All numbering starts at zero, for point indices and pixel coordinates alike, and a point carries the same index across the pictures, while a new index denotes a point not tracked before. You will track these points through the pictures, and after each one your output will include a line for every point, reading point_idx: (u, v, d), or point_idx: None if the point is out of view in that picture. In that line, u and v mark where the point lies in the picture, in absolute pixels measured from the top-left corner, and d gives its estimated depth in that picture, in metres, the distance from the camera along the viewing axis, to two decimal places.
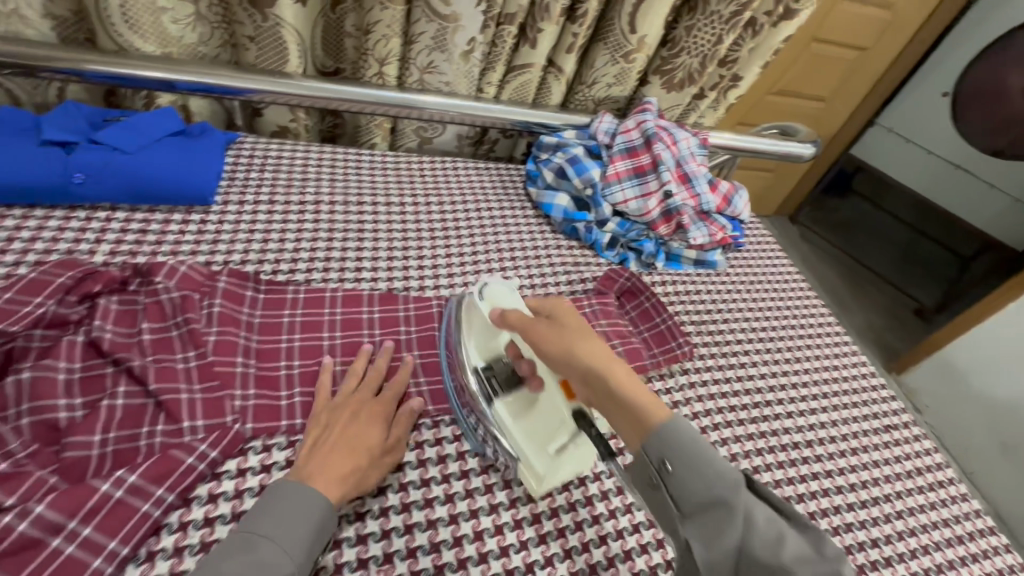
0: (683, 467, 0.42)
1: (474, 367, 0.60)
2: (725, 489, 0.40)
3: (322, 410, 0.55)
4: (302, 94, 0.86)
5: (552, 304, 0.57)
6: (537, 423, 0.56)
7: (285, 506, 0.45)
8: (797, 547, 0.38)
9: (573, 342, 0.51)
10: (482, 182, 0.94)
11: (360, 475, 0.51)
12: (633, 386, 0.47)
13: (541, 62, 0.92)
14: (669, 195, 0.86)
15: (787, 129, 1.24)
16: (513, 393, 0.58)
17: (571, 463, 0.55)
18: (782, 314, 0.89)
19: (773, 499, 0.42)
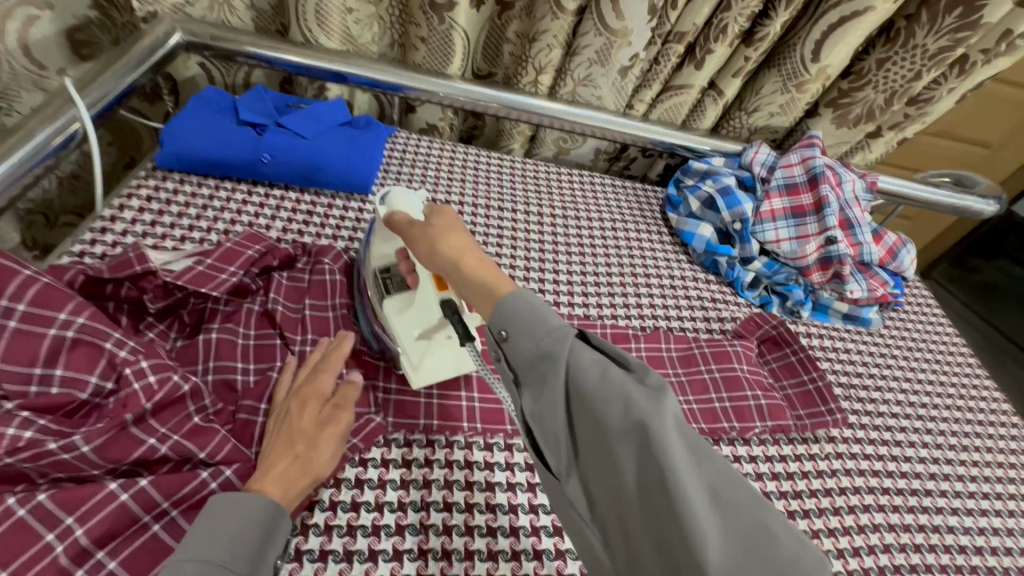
0: (518, 333, 0.37)
1: (373, 272, 0.59)
2: (550, 341, 0.36)
3: (275, 410, 0.50)
4: (461, 95, 0.88)
5: (435, 207, 0.53)
6: (414, 317, 0.54)
7: (219, 518, 0.40)
8: (617, 383, 0.34)
9: (436, 238, 0.48)
10: (619, 201, 0.92)
11: (303, 458, 0.45)
12: (482, 267, 0.44)
13: (702, 84, 0.88)
14: (832, 241, 0.78)
15: (963, 179, 1.10)
16: (397, 292, 0.56)
17: (445, 356, 0.55)
18: (947, 390, 0.78)
19: (604, 347, 0.38)
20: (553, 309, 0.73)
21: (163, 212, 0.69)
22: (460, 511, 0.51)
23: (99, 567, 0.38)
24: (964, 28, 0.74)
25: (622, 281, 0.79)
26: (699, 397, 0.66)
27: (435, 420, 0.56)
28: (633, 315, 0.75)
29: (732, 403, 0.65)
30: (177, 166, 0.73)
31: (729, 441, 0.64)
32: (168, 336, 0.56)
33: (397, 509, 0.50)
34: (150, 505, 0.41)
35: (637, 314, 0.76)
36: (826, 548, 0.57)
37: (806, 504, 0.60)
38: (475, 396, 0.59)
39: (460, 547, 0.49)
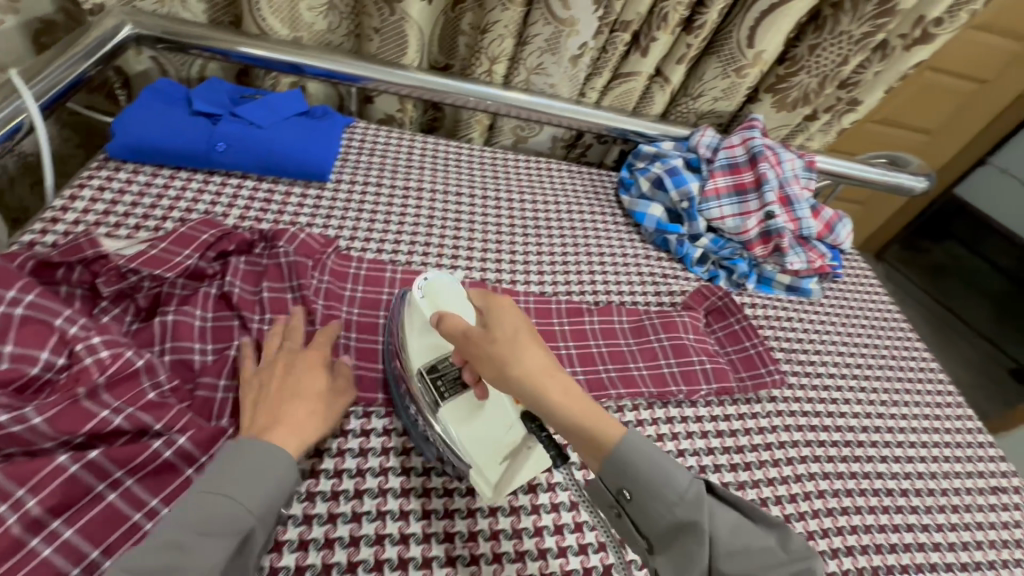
0: (645, 495, 0.43)
1: (419, 372, 0.55)
2: (686, 511, 0.42)
3: (258, 370, 0.53)
4: (417, 84, 0.90)
5: (487, 308, 0.51)
6: (486, 431, 0.51)
7: (241, 464, 0.44)
8: (761, 549, 0.41)
9: (507, 360, 0.47)
10: (575, 185, 0.96)
11: (317, 413, 0.51)
12: (575, 404, 0.46)
13: (649, 71, 0.92)
14: (771, 216, 0.83)
15: (898, 159, 1.17)
16: (455, 397, 0.53)
17: (524, 473, 0.51)
18: (881, 352, 0.83)
19: (731, 500, 0.43)
20: (509, 288, 0.75)
21: (116, 201, 0.69)
22: (418, 475, 0.56)
23: (55, 536, 0.39)
24: (883, 14, 0.79)
25: (578, 260, 0.83)
26: (648, 364, 0.69)
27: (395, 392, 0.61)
28: (587, 291, 0.79)
29: (680, 367, 0.69)
30: (130, 156, 0.73)
31: (677, 403, 0.68)
32: (123, 319, 0.56)
33: (355, 475, 0.55)
34: (103, 475, 0.42)
35: (592, 290, 0.79)
36: (764, 496, 0.62)
37: (747, 458, 0.65)
38: None
39: (416, 509, 0.54)
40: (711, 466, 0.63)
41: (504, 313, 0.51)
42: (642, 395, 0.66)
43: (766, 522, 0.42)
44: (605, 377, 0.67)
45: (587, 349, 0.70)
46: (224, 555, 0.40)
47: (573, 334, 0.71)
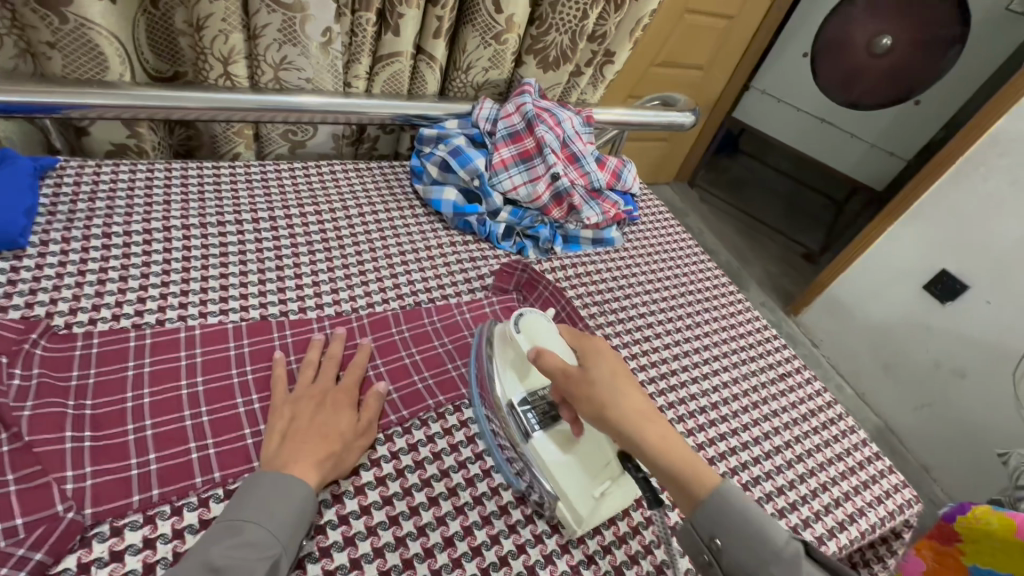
0: (736, 545, 0.45)
1: (512, 405, 0.59)
2: (780, 567, 0.43)
3: (283, 404, 0.54)
4: (130, 103, 0.72)
5: (590, 352, 0.55)
6: (581, 463, 0.56)
7: (266, 493, 0.47)
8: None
9: (608, 406, 0.51)
10: (364, 183, 0.88)
11: (336, 458, 0.52)
12: (671, 449, 0.49)
13: (410, 49, 0.87)
14: (557, 177, 0.84)
15: (669, 99, 1.27)
16: (551, 431, 0.58)
17: (613, 502, 0.55)
18: (681, 281, 0.91)
19: (825, 564, 0.44)
20: (300, 317, 0.66)
21: None
22: None
23: None
24: None
25: (378, 267, 0.76)
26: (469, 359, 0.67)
27: (156, 490, 0.48)
28: (391, 298, 0.72)
29: None
30: None
31: None
32: None
33: None
34: None
35: (396, 295, 0.73)
36: None
37: None
38: (209, 443, 0.52)
39: None
40: None
41: (600, 354, 0.55)
42: (463, 397, 0.64)
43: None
44: (422, 388, 0.63)
45: (398, 362, 0.64)
46: None
47: (382, 350, 0.65)
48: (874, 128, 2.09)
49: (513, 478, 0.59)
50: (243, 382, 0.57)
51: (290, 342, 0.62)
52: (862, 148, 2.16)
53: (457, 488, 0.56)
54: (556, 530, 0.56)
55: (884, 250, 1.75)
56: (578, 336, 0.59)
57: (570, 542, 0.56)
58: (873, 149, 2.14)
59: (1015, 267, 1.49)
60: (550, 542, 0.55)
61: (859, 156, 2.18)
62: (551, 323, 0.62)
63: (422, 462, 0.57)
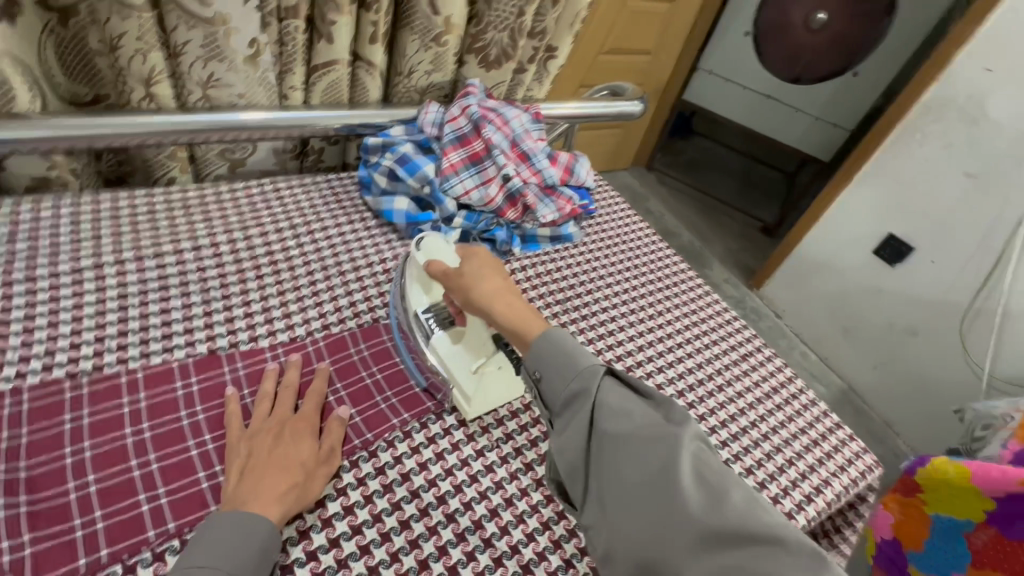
0: (548, 373, 0.49)
1: (416, 312, 0.65)
2: (581, 381, 0.47)
3: (239, 439, 0.52)
4: (46, 134, 0.67)
5: (466, 251, 0.63)
6: (467, 351, 0.63)
7: (223, 534, 0.44)
8: (644, 415, 0.44)
9: (470, 287, 0.58)
10: (312, 199, 0.85)
11: (299, 490, 0.50)
12: (514, 313, 0.55)
13: (346, 57, 0.84)
14: (508, 178, 0.83)
15: (617, 89, 1.28)
16: (447, 328, 0.64)
17: (493, 382, 0.63)
18: (641, 271, 0.92)
19: (633, 386, 0.48)
20: (252, 347, 0.63)
21: None
22: None
23: None
24: None
25: (331, 285, 0.73)
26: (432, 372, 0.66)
27: (105, 550, 0.45)
28: (347, 317, 0.70)
29: None
30: None
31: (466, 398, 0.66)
32: None
33: None
34: None
35: (352, 314, 0.71)
36: None
37: (544, 425, 0.66)
38: (160, 493, 0.49)
39: None
40: (512, 452, 0.62)
41: (481, 251, 0.62)
42: (428, 412, 0.63)
43: (661, 405, 0.46)
44: (386, 408, 0.62)
45: (359, 384, 0.63)
46: None
47: (341, 372, 0.63)
48: (817, 100, 2.16)
49: (485, 490, 0.58)
50: (194, 423, 0.54)
51: (243, 375, 0.60)
52: (807, 120, 2.23)
53: (428, 508, 0.55)
54: (532, 538, 0.56)
55: (834, 220, 1.82)
56: (463, 245, 0.65)
57: (546, 548, 0.55)
58: (818, 120, 2.20)
59: (954, 226, 1.57)
60: (526, 551, 0.55)
61: (806, 127, 2.24)
62: (453, 245, 0.69)
63: (391, 485, 0.56)
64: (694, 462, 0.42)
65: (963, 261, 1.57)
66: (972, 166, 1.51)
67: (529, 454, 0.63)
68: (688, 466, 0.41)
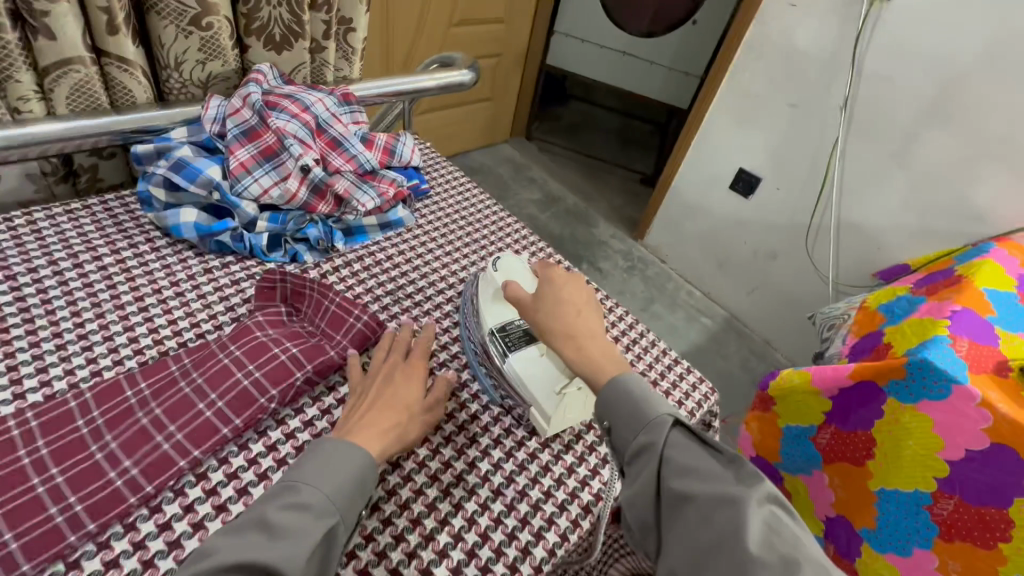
0: (618, 423, 0.51)
1: (489, 331, 0.67)
2: (646, 433, 0.49)
3: (360, 378, 0.60)
4: None
5: (542, 281, 0.62)
6: (551, 371, 0.64)
7: (331, 457, 0.48)
8: (714, 475, 0.45)
9: (544, 326, 0.59)
10: (79, 226, 0.72)
11: (400, 429, 0.55)
12: (586, 353, 0.56)
13: (86, 55, 0.71)
14: (309, 169, 0.76)
15: (446, 59, 1.23)
16: (523, 348, 0.65)
17: (575, 407, 0.64)
18: (479, 244, 0.89)
19: (700, 437, 0.48)
20: None
21: None
22: None
23: None
24: None
25: (105, 324, 0.63)
26: (222, 390, 0.57)
27: None
28: (126, 357, 0.60)
29: (263, 369, 0.58)
30: None
31: (278, 419, 0.59)
32: None
33: None
34: None
35: (133, 352, 0.61)
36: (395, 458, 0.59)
37: None
38: None
39: None
40: None
41: (566, 285, 0.62)
42: (226, 441, 0.55)
43: (733, 464, 0.46)
44: (170, 448, 0.53)
45: (137, 428, 0.53)
46: (311, 544, 0.42)
47: (111, 422, 0.54)
48: (667, 52, 2.25)
49: None
50: None
51: None
52: (662, 72, 2.32)
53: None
54: (353, 556, 0.51)
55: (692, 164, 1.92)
56: (542, 270, 0.64)
57: (369, 561, 0.51)
58: (671, 72, 2.31)
59: (788, 155, 1.71)
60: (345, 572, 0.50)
61: (661, 80, 2.33)
62: (526, 267, 0.73)
63: (179, 541, 0.49)
64: (765, 524, 0.42)
65: (801, 186, 1.71)
66: (794, 96, 1.63)
67: None
68: (760, 527, 0.42)
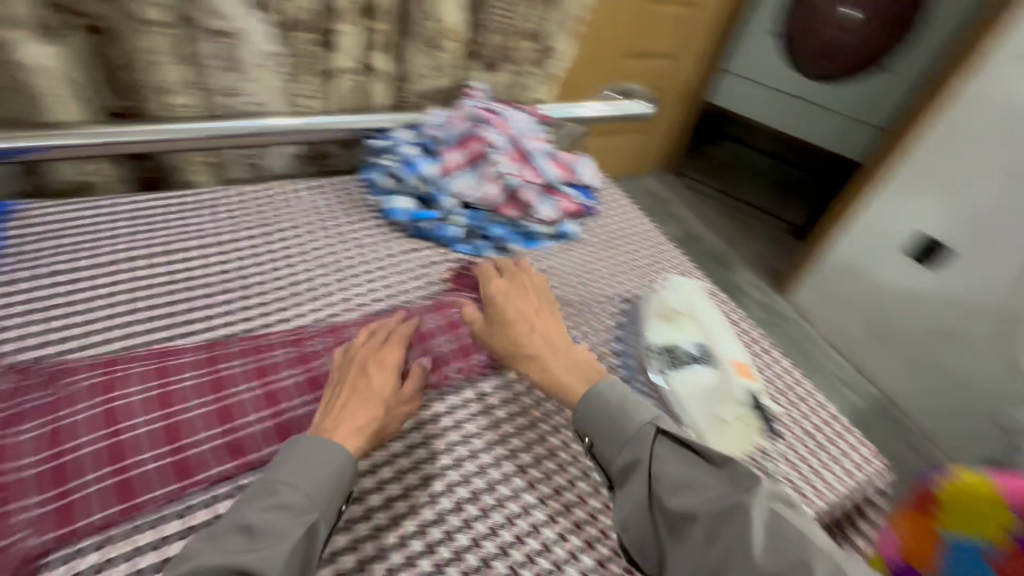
0: (600, 439, 0.55)
1: (650, 348, 0.71)
2: (630, 450, 0.52)
3: (340, 364, 0.61)
4: (80, 142, 0.74)
5: (488, 302, 0.68)
6: (710, 395, 0.65)
7: (306, 458, 0.49)
8: (711, 486, 0.48)
9: (507, 351, 0.65)
10: (321, 200, 0.88)
11: (378, 425, 0.55)
12: (556, 373, 0.61)
13: (353, 65, 0.88)
14: (505, 176, 0.85)
15: (627, 92, 1.29)
16: (683, 369, 0.67)
17: (731, 439, 0.63)
18: (642, 269, 0.92)
19: (682, 442, 0.51)
20: (252, 333, 0.67)
21: None
22: None
23: None
24: None
25: (333, 280, 0.76)
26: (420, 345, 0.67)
27: (99, 513, 0.49)
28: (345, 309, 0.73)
29: None
30: None
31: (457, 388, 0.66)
32: None
33: None
34: None
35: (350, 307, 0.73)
36: (553, 446, 0.64)
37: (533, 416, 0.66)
38: (161, 452, 0.54)
39: None
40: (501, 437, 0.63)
41: (509, 301, 0.67)
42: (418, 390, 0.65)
43: (727, 468, 0.49)
44: None
45: None
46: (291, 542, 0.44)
47: (334, 344, 0.66)
48: (845, 98, 2.08)
49: (468, 474, 0.58)
50: (195, 385, 0.59)
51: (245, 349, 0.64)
52: (835, 119, 2.14)
53: (392, 500, 0.55)
54: (511, 522, 0.56)
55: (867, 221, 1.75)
56: (491, 283, 0.70)
57: (525, 533, 0.55)
58: (847, 119, 2.12)
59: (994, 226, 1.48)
60: (505, 535, 0.54)
61: (834, 126, 2.16)
62: (693, 294, 0.77)
63: (375, 468, 0.57)
64: (768, 525, 0.45)
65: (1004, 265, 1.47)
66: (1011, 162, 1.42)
67: (508, 427, 0.64)
68: (762, 530, 0.45)
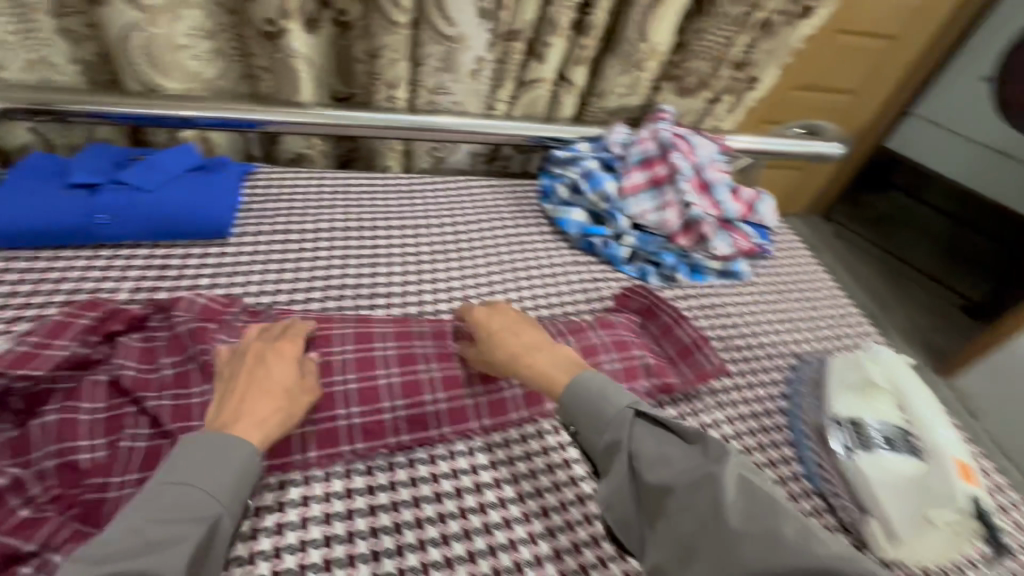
0: (584, 429, 0.52)
1: (835, 417, 0.65)
2: (612, 433, 0.50)
3: (270, 342, 0.59)
4: (316, 121, 0.84)
5: (485, 311, 0.65)
6: (914, 488, 0.57)
7: (201, 454, 0.46)
8: (683, 460, 0.47)
9: (495, 353, 0.62)
10: (498, 200, 0.93)
11: (284, 415, 0.53)
12: (541, 372, 0.58)
13: (552, 76, 0.91)
14: (688, 204, 0.83)
15: (816, 128, 1.19)
16: (881, 452, 0.60)
17: (928, 544, 0.55)
18: (816, 325, 0.85)
19: (660, 421, 0.51)
20: (433, 317, 0.73)
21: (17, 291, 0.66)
22: (341, 543, 0.54)
23: None
24: None
25: (505, 282, 0.80)
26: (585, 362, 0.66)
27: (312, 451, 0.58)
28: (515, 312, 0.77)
29: (622, 362, 0.67)
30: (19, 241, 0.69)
31: None
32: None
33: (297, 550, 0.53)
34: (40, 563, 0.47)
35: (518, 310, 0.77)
36: None
37: None
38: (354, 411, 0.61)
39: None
40: None
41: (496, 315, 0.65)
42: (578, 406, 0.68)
43: (701, 442, 0.49)
44: None
45: None
46: (194, 541, 0.42)
47: None
48: None
49: None
50: (385, 355, 0.65)
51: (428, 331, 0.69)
52: None
53: (549, 510, 0.60)
54: None
55: None
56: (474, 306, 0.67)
57: None
58: None
59: None
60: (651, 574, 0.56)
61: None
62: (900, 367, 0.68)
63: (536, 473, 0.63)
64: (742, 489, 0.44)
65: None
66: None
67: None
68: (737, 497, 0.44)
